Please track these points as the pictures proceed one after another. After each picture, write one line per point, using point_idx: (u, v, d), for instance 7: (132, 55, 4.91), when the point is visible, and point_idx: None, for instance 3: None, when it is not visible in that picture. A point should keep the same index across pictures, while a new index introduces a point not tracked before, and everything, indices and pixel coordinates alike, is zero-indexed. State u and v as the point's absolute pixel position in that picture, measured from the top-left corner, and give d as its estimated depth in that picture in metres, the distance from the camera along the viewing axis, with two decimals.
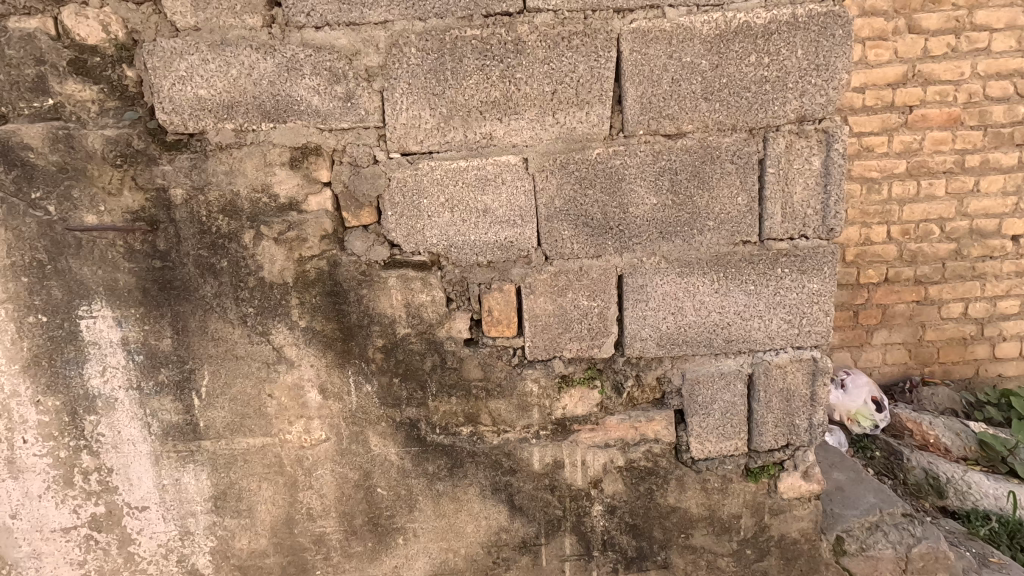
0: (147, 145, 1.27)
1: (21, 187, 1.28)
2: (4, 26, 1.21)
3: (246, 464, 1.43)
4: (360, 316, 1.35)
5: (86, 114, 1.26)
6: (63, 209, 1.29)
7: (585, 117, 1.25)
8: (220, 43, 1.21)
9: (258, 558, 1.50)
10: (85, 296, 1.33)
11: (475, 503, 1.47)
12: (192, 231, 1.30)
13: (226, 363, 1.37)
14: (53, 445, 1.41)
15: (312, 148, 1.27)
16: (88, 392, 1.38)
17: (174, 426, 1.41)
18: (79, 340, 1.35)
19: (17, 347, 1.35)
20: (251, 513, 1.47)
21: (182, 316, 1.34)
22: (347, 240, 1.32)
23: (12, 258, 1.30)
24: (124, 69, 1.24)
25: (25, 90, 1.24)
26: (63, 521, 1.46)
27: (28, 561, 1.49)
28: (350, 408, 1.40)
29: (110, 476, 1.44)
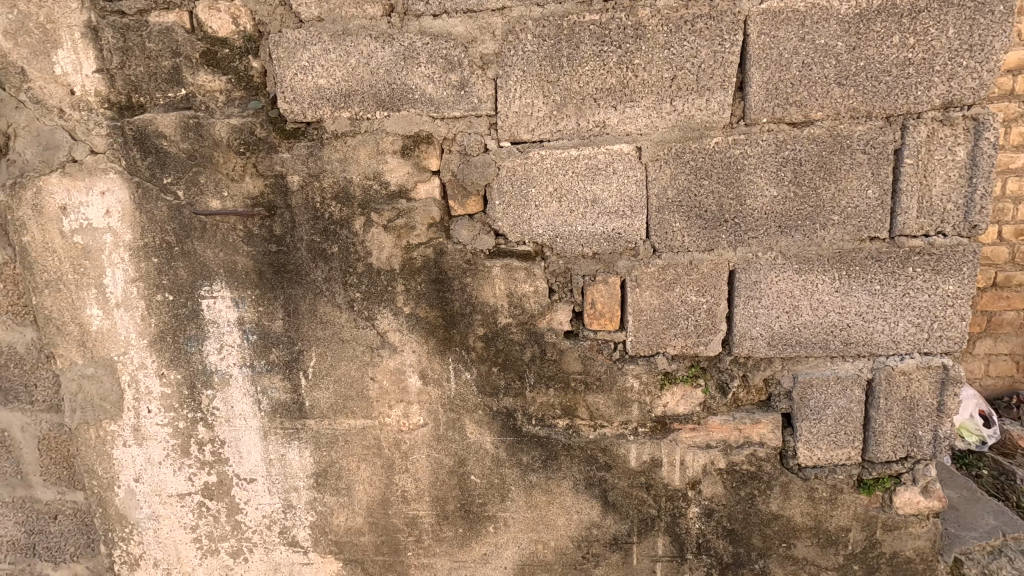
0: (269, 133, 1.32)
1: (154, 173, 1.36)
2: (145, 20, 1.28)
3: (346, 444, 1.48)
4: (463, 304, 1.36)
5: (214, 103, 1.32)
6: (190, 194, 1.36)
7: (704, 104, 1.19)
8: (341, 33, 1.23)
9: (354, 536, 1.55)
10: (207, 277, 1.40)
11: (568, 497, 1.46)
12: (307, 217, 1.34)
13: (332, 345, 1.41)
14: (173, 416, 1.51)
15: (423, 136, 1.28)
16: (206, 367, 1.46)
17: (282, 404, 1.47)
18: (200, 318, 1.43)
19: (146, 322, 1.45)
20: (349, 491, 1.52)
21: (294, 299, 1.39)
22: (453, 229, 1.32)
23: (146, 240, 1.39)
24: (250, 60, 1.29)
25: (161, 81, 1.31)
26: (179, 487, 1.56)
27: (147, 522, 1.60)
28: (449, 395, 1.42)
29: (222, 448, 1.52)
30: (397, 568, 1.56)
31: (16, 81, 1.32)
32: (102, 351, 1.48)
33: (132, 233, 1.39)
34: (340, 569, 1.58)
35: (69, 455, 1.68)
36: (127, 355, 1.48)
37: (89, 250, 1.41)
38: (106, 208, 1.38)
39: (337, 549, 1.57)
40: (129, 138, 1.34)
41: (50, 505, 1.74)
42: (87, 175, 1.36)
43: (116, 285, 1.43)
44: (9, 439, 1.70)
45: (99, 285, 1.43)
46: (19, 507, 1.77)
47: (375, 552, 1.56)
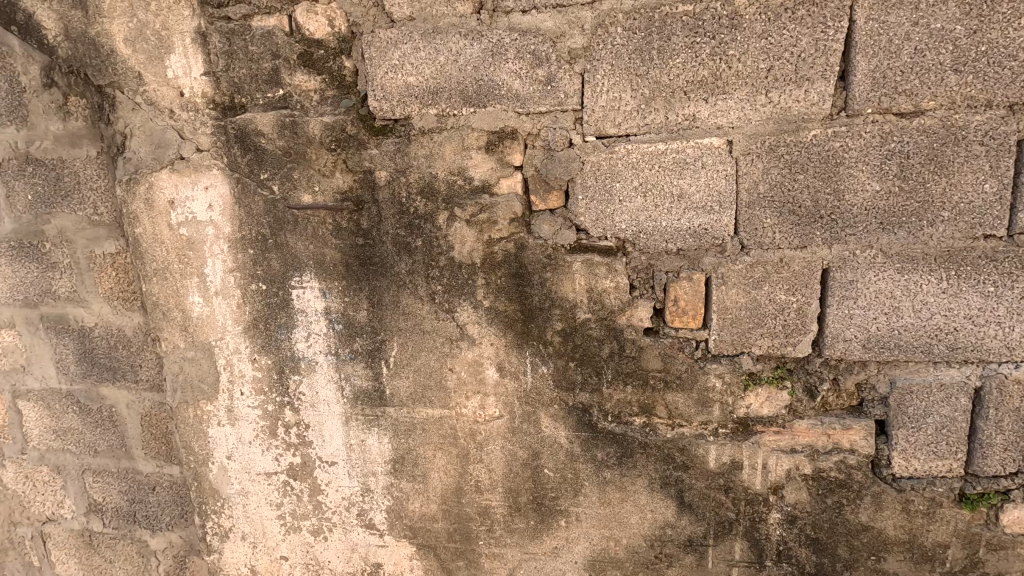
0: (359, 131, 1.36)
1: (253, 169, 1.44)
2: (248, 25, 1.35)
3: (424, 432, 1.52)
4: (542, 299, 1.36)
5: (309, 102, 1.37)
6: (284, 189, 1.43)
7: (803, 95, 1.15)
8: (431, 31, 1.26)
9: (428, 522, 1.60)
10: (298, 269, 1.47)
11: (642, 495, 1.44)
12: (393, 211, 1.39)
13: (413, 336, 1.46)
14: (263, 399, 1.60)
15: (508, 132, 1.29)
16: (295, 354, 1.54)
17: (364, 391, 1.52)
18: (290, 307, 1.51)
19: (241, 310, 1.53)
20: (424, 479, 1.56)
21: (379, 290, 1.44)
22: (535, 224, 1.33)
23: (243, 232, 1.48)
24: (343, 60, 1.34)
25: (262, 82, 1.38)
26: (267, 466, 1.65)
27: (237, 497, 1.71)
28: (525, 388, 1.44)
29: (306, 431, 1.60)
30: (468, 555, 1.60)
31: (134, 85, 1.43)
32: (202, 336, 1.58)
33: (232, 226, 1.48)
34: (413, 553, 1.63)
35: (168, 431, 1.82)
36: (223, 340, 1.57)
37: (193, 241, 1.51)
38: (209, 202, 1.48)
39: (411, 533, 1.62)
40: (231, 136, 1.43)
41: (150, 476, 1.89)
42: (193, 171, 1.46)
43: (216, 275, 1.52)
44: (117, 414, 1.86)
45: (201, 274, 1.53)
46: (123, 477, 1.93)
47: (448, 538, 1.60)
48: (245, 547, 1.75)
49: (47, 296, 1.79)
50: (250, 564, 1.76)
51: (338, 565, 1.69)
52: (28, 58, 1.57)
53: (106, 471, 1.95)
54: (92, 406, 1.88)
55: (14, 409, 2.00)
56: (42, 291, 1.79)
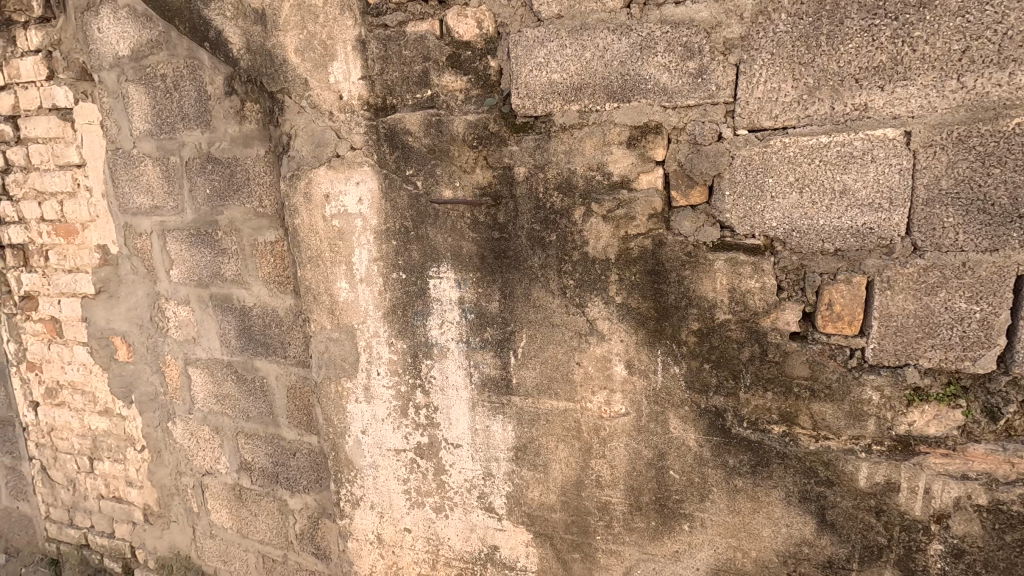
0: (500, 128, 1.41)
1: (399, 166, 1.53)
2: (403, 31, 1.45)
3: (547, 423, 1.55)
4: (678, 297, 1.33)
5: (454, 102, 1.44)
6: (427, 184, 1.51)
7: (1005, 79, 1.02)
8: (579, 28, 1.28)
9: (546, 511, 1.63)
10: (435, 260, 1.56)
11: (777, 508, 1.37)
12: (529, 206, 1.42)
13: (543, 329, 1.49)
14: (397, 380, 1.70)
15: (652, 127, 1.28)
16: (429, 339, 1.63)
17: (491, 379, 1.58)
18: (427, 295, 1.60)
19: (382, 297, 1.65)
20: (546, 469, 1.59)
21: (511, 283, 1.49)
22: (675, 221, 1.31)
23: (388, 224, 1.59)
24: (489, 60, 1.39)
25: (412, 84, 1.47)
26: (397, 443, 1.76)
27: (368, 469, 1.84)
28: (654, 386, 1.42)
29: (435, 413, 1.68)
30: (585, 548, 1.61)
31: (300, 90, 1.59)
32: (346, 319, 1.72)
33: (378, 218, 1.59)
34: (530, 539, 1.67)
35: (310, 403, 2.01)
36: (365, 324, 1.70)
37: (343, 232, 1.64)
38: (359, 197, 1.59)
39: (529, 520, 1.66)
40: (381, 135, 1.53)
41: (292, 443, 2.10)
42: (346, 167, 1.58)
43: (362, 263, 1.64)
44: (267, 385, 2.08)
45: (348, 261, 1.66)
46: (268, 442, 2.16)
47: (565, 529, 1.62)
48: (373, 516, 1.88)
49: (217, 278, 2.05)
50: (375, 532, 1.89)
51: (457, 543, 1.77)
52: (213, 70, 1.80)
53: (255, 435, 2.20)
54: (247, 375, 2.12)
55: (185, 374, 2.31)
56: (213, 273, 2.06)
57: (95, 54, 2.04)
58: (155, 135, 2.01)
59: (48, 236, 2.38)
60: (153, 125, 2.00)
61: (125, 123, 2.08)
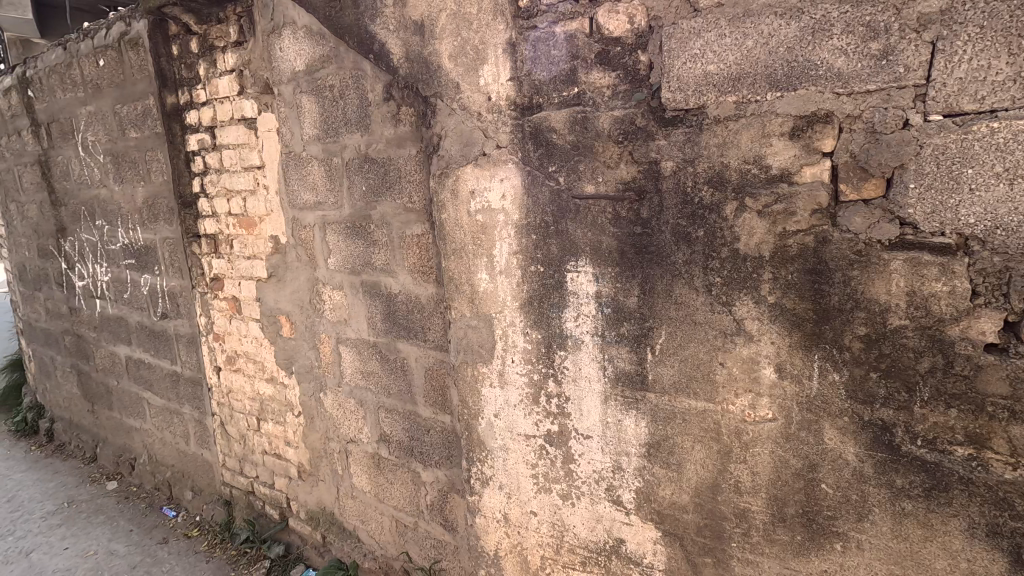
0: (649, 122, 1.40)
1: (543, 162, 1.59)
2: (553, 31, 1.49)
3: (684, 422, 1.53)
4: (843, 299, 1.24)
5: (601, 98, 1.46)
6: (570, 180, 1.55)
7: None
8: (741, 16, 1.23)
9: (677, 511, 1.60)
10: (574, 254, 1.59)
11: (956, 540, 1.23)
12: (676, 201, 1.40)
13: (684, 326, 1.46)
14: (530, 369, 1.77)
15: (821, 116, 1.19)
16: (563, 332, 1.66)
17: (626, 374, 1.59)
18: (564, 289, 1.63)
19: (520, 288, 1.72)
20: (679, 468, 1.57)
21: (652, 279, 1.48)
22: (843, 217, 1.21)
23: (528, 219, 1.64)
24: (640, 55, 1.39)
25: (559, 82, 1.51)
26: (528, 429, 1.83)
27: (498, 452, 1.92)
28: (808, 393, 1.33)
29: (566, 403, 1.72)
30: (718, 554, 1.56)
31: (452, 93, 1.70)
32: (485, 308, 1.81)
33: (519, 213, 1.66)
34: (658, 537, 1.66)
35: (445, 385, 2.16)
36: (502, 314, 1.78)
37: (485, 226, 1.73)
38: (502, 192, 1.67)
39: (658, 518, 1.64)
40: (527, 133, 1.59)
41: (427, 420, 2.28)
42: (492, 165, 1.67)
43: (502, 255, 1.72)
44: (407, 365, 2.28)
45: (489, 254, 1.75)
46: (406, 417, 2.36)
47: (697, 532, 1.59)
48: (501, 496, 1.97)
49: (368, 266, 2.28)
50: (502, 511, 1.98)
51: (582, 532, 1.80)
52: (375, 78, 2.00)
53: (394, 411, 2.40)
54: (390, 355, 2.33)
55: (336, 351, 2.58)
56: (365, 262, 2.29)
57: (276, 70, 2.35)
58: (322, 139, 2.27)
59: (233, 228, 2.80)
60: (320, 130, 2.26)
61: (297, 130, 2.37)
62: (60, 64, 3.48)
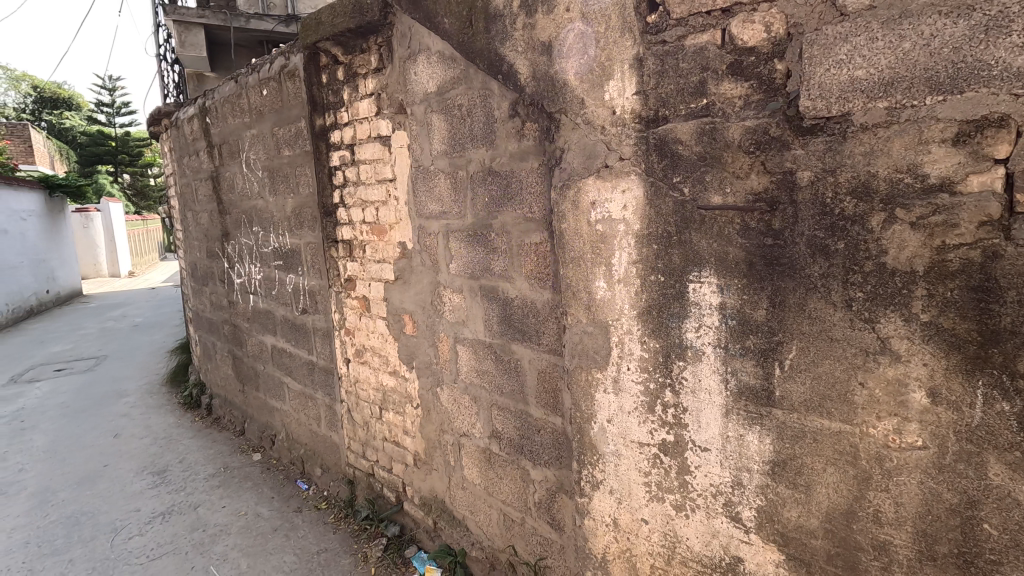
0: (784, 132, 1.37)
1: (667, 173, 1.60)
2: (682, 45, 1.51)
3: (815, 443, 1.46)
4: (1017, 321, 1.13)
5: (732, 108, 1.45)
6: (696, 191, 1.55)
7: None
8: (898, 17, 1.17)
9: (805, 535, 1.53)
10: (698, 265, 1.58)
11: None
12: (813, 212, 1.35)
13: (818, 342, 1.40)
14: (646, 377, 1.78)
15: (994, 119, 1.10)
16: (683, 342, 1.66)
17: (750, 388, 1.55)
18: (685, 299, 1.63)
19: (638, 297, 1.73)
20: (808, 490, 1.49)
21: (783, 292, 1.43)
22: (1020, 230, 1.10)
23: (650, 229, 1.66)
24: (776, 63, 1.36)
25: (687, 94, 1.52)
26: (641, 436, 1.83)
27: (610, 456, 1.94)
28: (968, 422, 1.23)
29: (683, 414, 1.71)
30: None
31: (577, 108, 1.77)
32: (602, 315, 1.85)
33: (641, 223, 1.68)
34: (781, 561, 1.59)
35: (558, 387, 2.24)
36: (619, 321, 1.81)
37: (605, 236, 1.77)
38: (624, 203, 1.70)
39: (782, 541, 1.57)
40: (651, 145, 1.62)
41: (538, 420, 2.37)
42: (615, 177, 1.71)
43: (621, 264, 1.75)
44: (521, 367, 2.39)
45: (608, 263, 1.79)
46: (518, 416, 2.47)
47: (827, 560, 1.50)
48: (612, 501, 1.97)
49: (486, 271, 2.42)
50: (612, 516, 1.98)
51: (696, 546, 1.76)
52: (501, 97, 2.14)
53: (506, 409, 2.52)
54: (505, 356, 2.45)
55: (454, 349, 2.75)
56: (484, 267, 2.43)
57: (410, 92, 2.60)
58: (449, 153, 2.46)
59: (367, 234, 3.11)
60: (448, 146, 2.46)
61: (426, 145, 2.59)
62: (232, 94, 4.11)
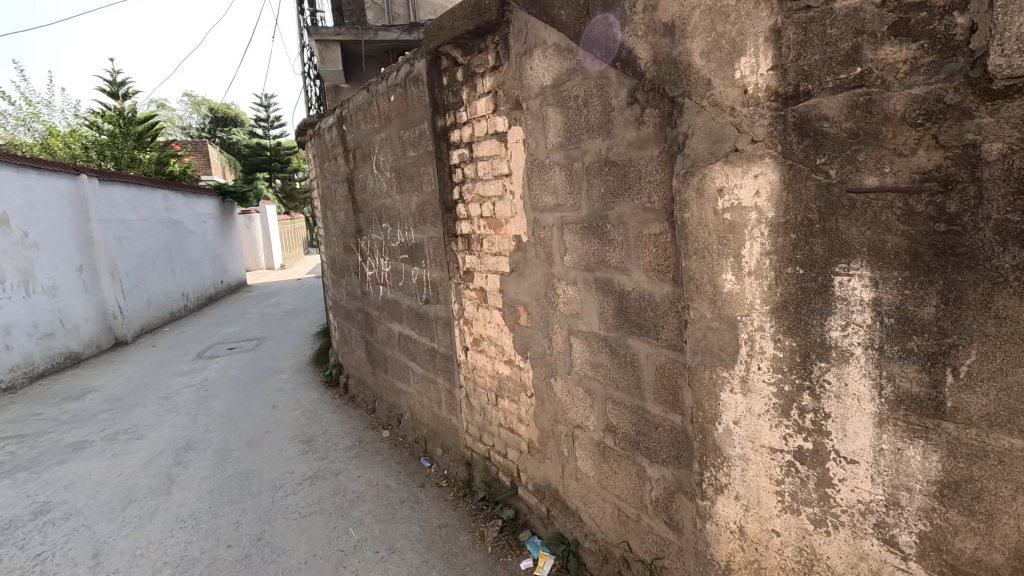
0: (965, 98, 1.17)
1: (809, 154, 1.44)
2: (831, 8, 1.35)
3: (1000, 465, 1.25)
4: None
5: (894, 75, 1.28)
6: (844, 172, 1.38)
7: None
8: None
9: (983, 570, 1.33)
10: (846, 255, 1.41)
11: None
12: (1004, 191, 1.14)
13: (1007, 347, 1.19)
14: (779, 378, 1.63)
15: None
16: (825, 341, 1.49)
17: (912, 397, 1.36)
18: (829, 294, 1.46)
19: (772, 291, 1.59)
20: (988, 519, 1.29)
21: (959, 286, 1.24)
22: None
23: (787, 217, 1.51)
24: (955, 17, 1.17)
25: (836, 64, 1.36)
26: (774, 442, 1.69)
27: (737, 460, 1.81)
28: None
29: (825, 421, 1.54)
30: None
31: (702, 90, 1.66)
32: (729, 310, 1.73)
33: (776, 211, 1.54)
34: None
35: (678, 384, 2.15)
36: (749, 317, 1.68)
37: (734, 225, 1.65)
38: (756, 189, 1.57)
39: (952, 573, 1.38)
40: (789, 124, 1.47)
41: (656, 417, 2.30)
42: (745, 161, 1.58)
43: (752, 255, 1.62)
44: (638, 362, 2.33)
45: (737, 254, 1.66)
46: (634, 412, 2.41)
47: None
48: (737, 508, 1.85)
49: (602, 263, 2.39)
50: (737, 523, 1.86)
51: (839, 566, 1.59)
52: (619, 84, 2.08)
53: (622, 403, 2.48)
54: (621, 350, 2.41)
55: (568, 341, 2.76)
56: (600, 260, 2.40)
57: (526, 87, 2.64)
58: (564, 146, 2.46)
59: (484, 228, 3.23)
60: (563, 138, 2.46)
61: (542, 139, 2.61)
62: (364, 102, 4.50)
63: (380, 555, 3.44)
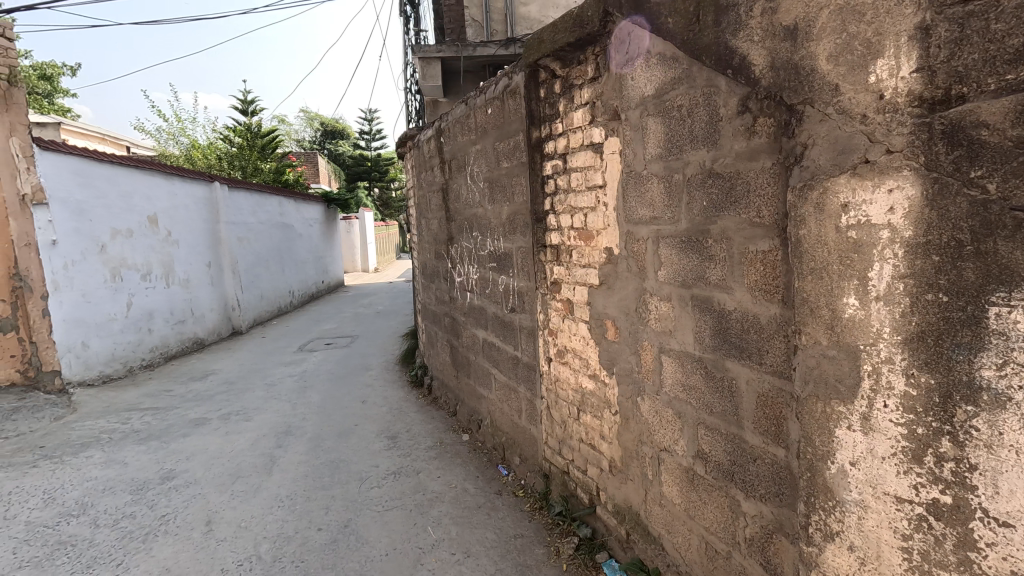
0: None
1: (961, 166, 1.27)
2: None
3: None
4: None
5: None
6: (1007, 187, 1.20)
7: None
8: None
9: None
10: (1006, 283, 1.22)
11: None
12: None
13: None
14: (910, 419, 1.44)
15: None
16: (975, 381, 1.30)
17: None
18: (982, 327, 1.27)
19: (906, 320, 1.42)
20: None
21: None
22: None
23: (929, 237, 1.34)
24: None
25: (1001, 63, 1.20)
26: (900, 491, 1.49)
27: (852, 506, 1.62)
28: None
29: (969, 473, 1.33)
30: None
31: (827, 96, 1.53)
32: (849, 338, 1.56)
33: (914, 230, 1.37)
34: None
35: (782, 415, 1.98)
36: (874, 347, 1.50)
37: (861, 244, 1.50)
38: (890, 205, 1.41)
39: None
40: (935, 133, 1.31)
41: (754, 448, 2.13)
42: (877, 174, 1.43)
43: (881, 278, 1.46)
44: (736, 387, 2.17)
45: (863, 277, 1.50)
46: (730, 440, 2.25)
47: None
48: (851, 560, 1.65)
49: (700, 280, 2.27)
50: None
51: None
52: (729, 92, 1.98)
53: (716, 430, 2.33)
54: (717, 373, 2.27)
55: (658, 360, 2.65)
56: (698, 276, 2.28)
57: (626, 98, 2.59)
58: (664, 157, 2.38)
59: (574, 240, 3.21)
60: (664, 149, 2.38)
61: (640, 150, 2.55)
62: (462, 115, 4.68)
63: (456, 557, 3.49)
